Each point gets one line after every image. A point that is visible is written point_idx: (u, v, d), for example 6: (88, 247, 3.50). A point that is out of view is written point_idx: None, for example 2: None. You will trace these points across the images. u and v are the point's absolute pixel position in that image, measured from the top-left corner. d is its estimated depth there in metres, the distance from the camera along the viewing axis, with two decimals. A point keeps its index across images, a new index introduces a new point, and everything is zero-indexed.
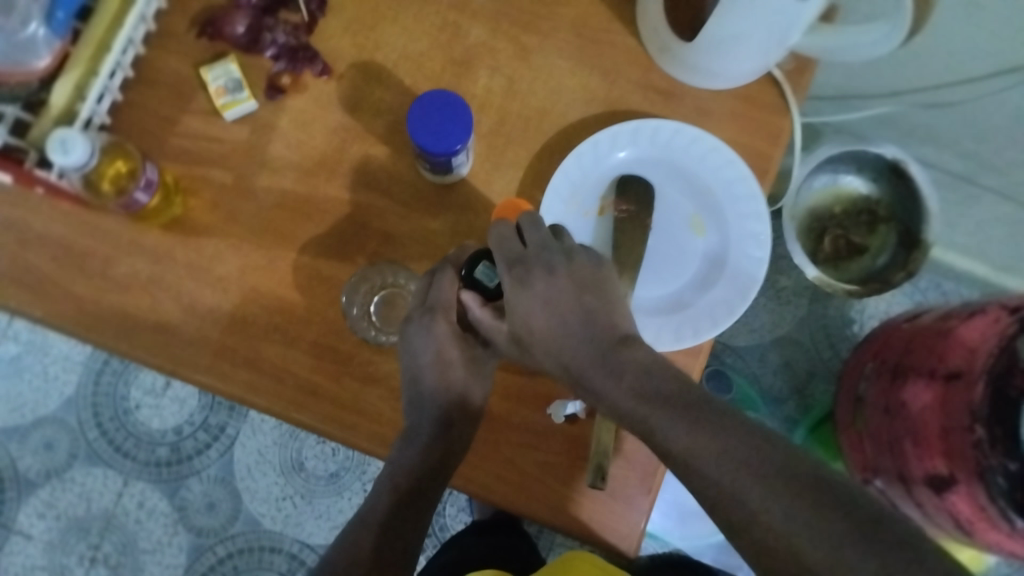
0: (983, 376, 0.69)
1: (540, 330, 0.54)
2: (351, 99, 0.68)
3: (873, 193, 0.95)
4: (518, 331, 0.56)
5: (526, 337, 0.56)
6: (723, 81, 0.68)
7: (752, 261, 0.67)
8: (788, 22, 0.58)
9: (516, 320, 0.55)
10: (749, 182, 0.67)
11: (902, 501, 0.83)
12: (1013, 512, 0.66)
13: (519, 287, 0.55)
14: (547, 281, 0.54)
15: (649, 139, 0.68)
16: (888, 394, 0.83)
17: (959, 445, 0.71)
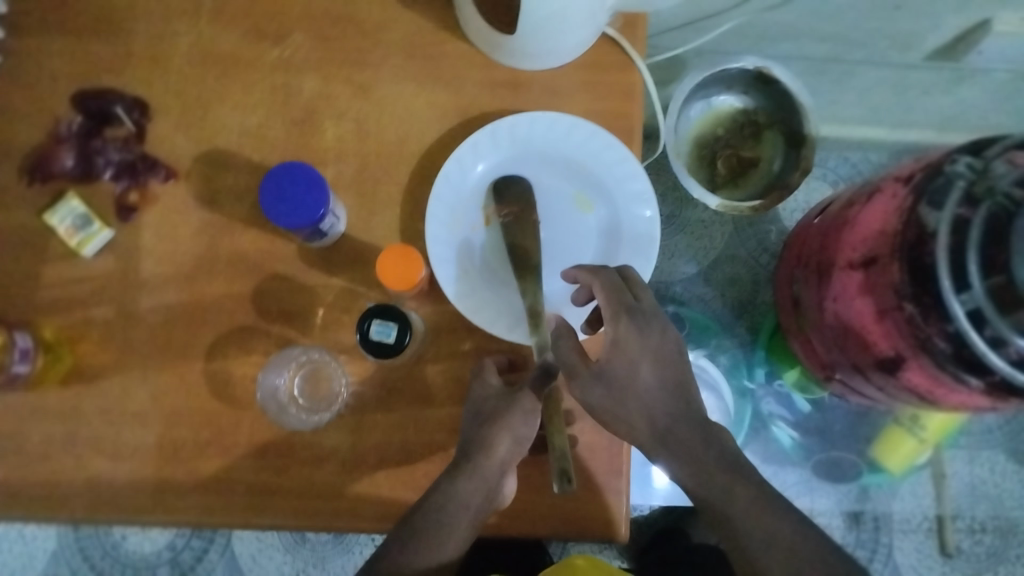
0: (898, 254, 0.70)
1: (640, 380, 0.61)
2: (206, 192, 0.66)
3: (748, 104, 0.94)
4: (609, 368, 0.61)
5: (622, 378, 0.61)
6: (560, 57, 0.68)
7: (644, 221, 0.68)
8: None
9: (618, 361, 0.61)
10: (617, 146, 0.68)
11: (864, 387, 0.85)
12: (964, 371, 0.67)
13: (635, 333, 0.61)
14: (658, 341, 0.62)
15: (508, 137, 0.68)
16: (818, 291, 0.84)
17: (896, 324, 0.71)
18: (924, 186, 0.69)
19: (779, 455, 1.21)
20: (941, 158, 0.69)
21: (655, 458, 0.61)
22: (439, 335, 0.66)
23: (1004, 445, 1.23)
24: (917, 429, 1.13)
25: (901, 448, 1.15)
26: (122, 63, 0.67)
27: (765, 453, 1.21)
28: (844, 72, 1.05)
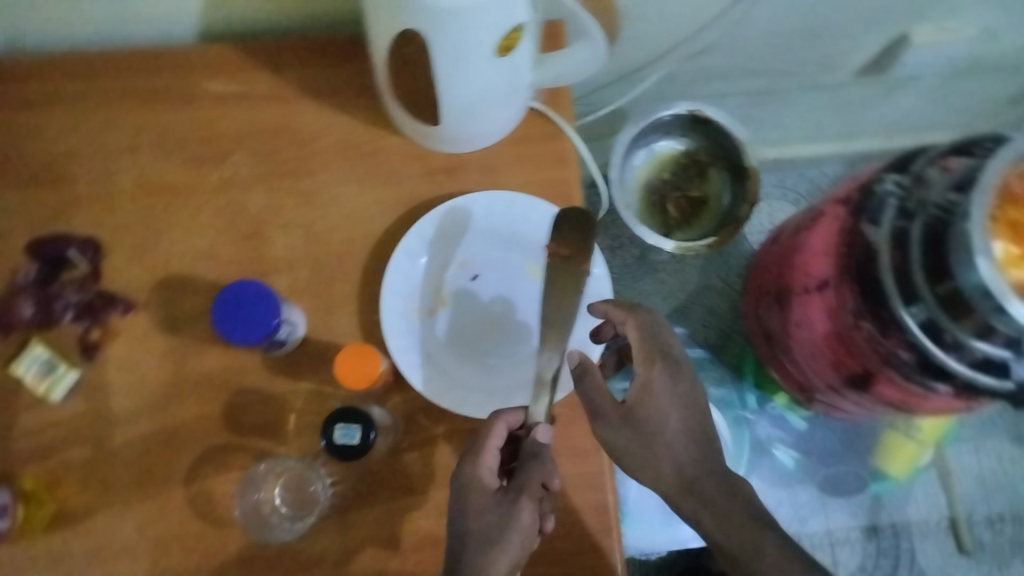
0: (847, 274, 0.71)
1: (670, 426, 0.64)
2: (166, 318, 0.68)
3: (688, 146, 0.97)
4: (643, 413, 0.63)
5: (651, 424, 0.63)
6: (490, 135, 0.70)
7: (594, 280, 0.70)
8: (508, 75, 0.61)
9: (649, 407, 0.63)
10: (558, 214, 0.69)
11: (845, 404, 0.86)
12: (930, 379, 0.68)
13: (668, 380, 0.64)
14: (689, 387, 0.65)
15: (450, 220, 0.69)
16: (780, 317, 0.85)
17: (858, 342, 0.72)
18: (861, 204, 0.71)
19: (786, 479, 1.21)
20: (872, 177, 0.72)
21: (680, 509, 0.64)
22: (412, 423, 0.67)
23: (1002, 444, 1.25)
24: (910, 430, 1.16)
25: (901, 453, 1.17)
26: (71, 206, 0.70)
27: (771, 480, 1.20)
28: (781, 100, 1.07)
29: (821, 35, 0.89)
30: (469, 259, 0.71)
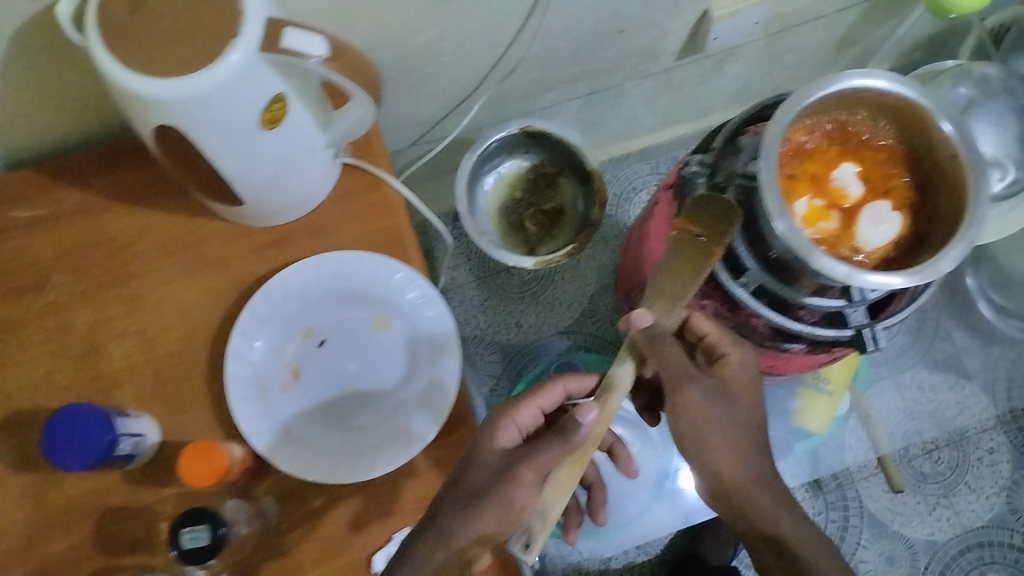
0: None
1: (739, 413, 0.67)
2: (16, 457, 0.66)
3: (533, 161, 0.98)
4: (722, 386, 0.68)
5: (733, 399, 0.67)
6: (309, 200, 0.70)
7: (438, 319, 0.70)
8: (286, 140, 0.60)
9: (735, 384, 0.68)
10: (387, 260, 0.69)
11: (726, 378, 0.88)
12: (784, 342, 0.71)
13: (747, 357, 0.69)
14: (748, 361, 0.70)
15: (280, 292, 0.68)
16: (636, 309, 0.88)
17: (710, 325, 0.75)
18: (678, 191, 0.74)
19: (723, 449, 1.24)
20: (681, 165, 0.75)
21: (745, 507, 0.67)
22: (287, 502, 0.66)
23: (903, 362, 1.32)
24: (821, 387, 1.23)
25: (819, 408, 1.22)
26: None
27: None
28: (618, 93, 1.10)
29: (625, 30, 0.91)
30: (313, 326, 0.70)
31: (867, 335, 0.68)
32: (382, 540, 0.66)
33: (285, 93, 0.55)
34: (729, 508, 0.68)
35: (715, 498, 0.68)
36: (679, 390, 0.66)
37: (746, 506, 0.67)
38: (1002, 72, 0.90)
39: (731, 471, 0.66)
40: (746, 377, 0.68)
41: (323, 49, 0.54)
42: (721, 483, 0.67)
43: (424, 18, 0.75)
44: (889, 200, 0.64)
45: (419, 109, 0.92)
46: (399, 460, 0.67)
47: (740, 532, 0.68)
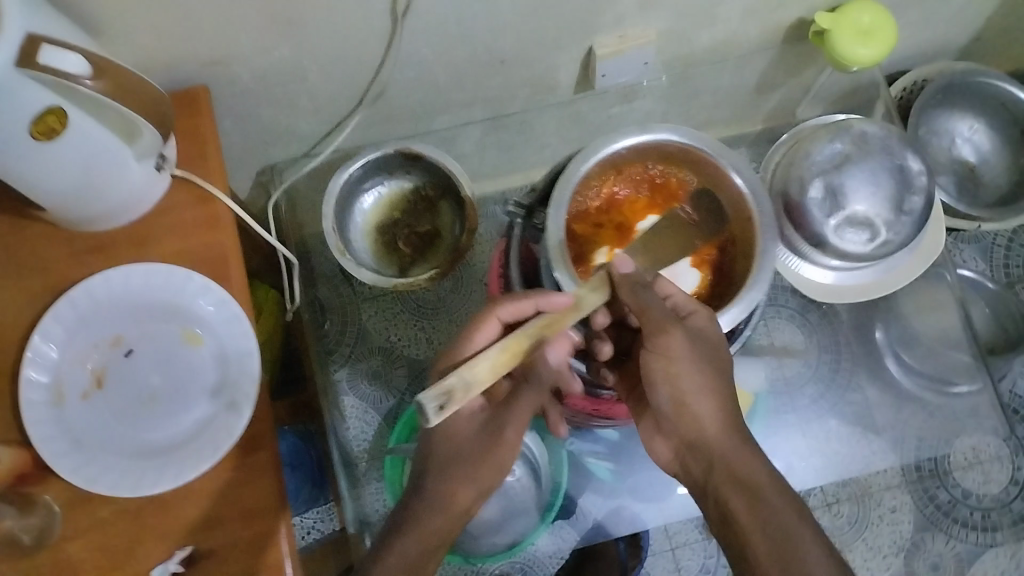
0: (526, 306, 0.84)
1: (705, 356, 0.70)
2: None
3: (413, 182, 0.97)
4: (689, 332, 0.70)
5: (699, 344, 0.70)
6: (134, 209, 0.71)
7: (246, 338, 0.70)
8: (78, 159, 0.60)
9: (693, 332, 0.71)
10: (196, 276, 0.70)
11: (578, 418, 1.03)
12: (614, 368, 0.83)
13: (703, 320, 0.72)
14: (706, 323, 0.72)
15: (88, 300, 0.69)
16: None
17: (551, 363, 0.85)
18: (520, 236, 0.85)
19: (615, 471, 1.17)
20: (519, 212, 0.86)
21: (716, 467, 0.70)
22: None
23: (800, 381, 1.20)
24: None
25: None
26: None
27: (603, 504, 1.17)
28: (522, 124, 1.07)
29: (507, 61, 0.91)
30: (122, 335, 0.70)
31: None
32: (162, 556, 0.67)
33: (62, 105, 0.57)
34: (703, 458, 0.71)
35: (691, 447, 0.72)
36: (664, 331, 0.69)
37: (720, 457, 0.70)
38: (882, 131, 0.90)
39: (699, 421, 0.71)
40: (704, 337, 0.71)
41: (89, 65, 0.56)
42: (697, 429, 0.71)
43: (273, 38, 0.75)
44: (691, 255, 0.78)
45: (297, 123, 0.92)
46: (185, 477, 0.67)
47: (710, 486, 0.70)
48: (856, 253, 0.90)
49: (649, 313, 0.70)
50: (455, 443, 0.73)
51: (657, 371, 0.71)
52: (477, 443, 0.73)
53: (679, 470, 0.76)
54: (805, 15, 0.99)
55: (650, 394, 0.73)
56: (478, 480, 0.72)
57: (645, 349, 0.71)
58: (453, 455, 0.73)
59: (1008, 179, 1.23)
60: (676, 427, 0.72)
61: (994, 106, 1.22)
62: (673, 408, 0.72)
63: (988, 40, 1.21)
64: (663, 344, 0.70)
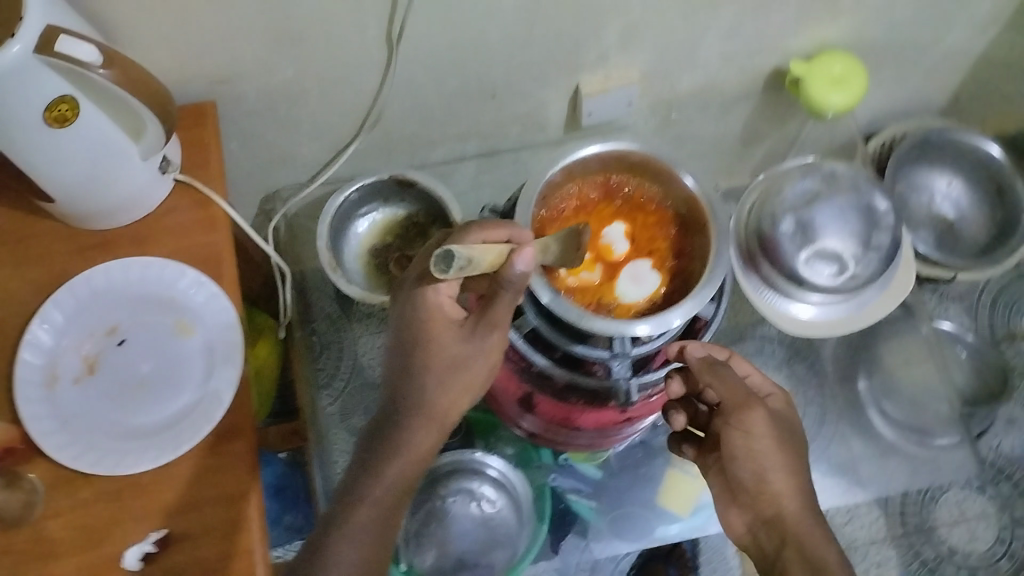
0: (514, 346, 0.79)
1: (786, 427, 0.76)
2: None
3: (405, 209, 1.02)
4: (774, 408, 0.77)
5: (782, 414, 0.77)
6: (139, 208, 0.76)
7: (232, 330, 0.74)
8: (87, 146, 0.66)
9: (777, 403, 0.79)
10: (190, 272, 0.75)
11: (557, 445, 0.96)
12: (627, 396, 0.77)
13: (783, 399, 0.79)
14: (783, 402, 0.79)
15: (87, 289, 0.74)
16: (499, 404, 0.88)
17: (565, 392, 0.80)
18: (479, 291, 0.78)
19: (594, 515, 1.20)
20: None
21: (796, 535, 0.72)
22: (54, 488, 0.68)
23: None
24: (687, 470, 1.21)
25: (679, 489, 1.20)
26: None
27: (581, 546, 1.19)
28: (516, 161, 1.10)
29: (497, 95, 0.96)
30: (116, 325, 0.74)
31: (625, 386, 0.74)
32: (138, 537, 0.68)
33: (74, 95, 0.62)
34: (777, 534, 0.73)
35: (765, 523, 0.74)
36: (749, 410, 0.73)
37: (796, 533, 0.72)
38: (851, 170, 0.97)
39: (776, 498, 0.73)
40: (790, 416, 0.78)
41: (101, 56, 0.61)
42: (775, 506, 0.73)
43: (274, 56, 0.80)
44: (652, 258, 0.78)
45: (299, 149, 0.98)
46: (163, 459, 0.70)
47: (781, 563, 0.72)
48: (825, 285, 0.95)
49: (733, 393, 0.74)
50: (443, 357, 0.73)
51: (740, 449, 0.74)
52: (460, 352, 0.73)
53: (751, 547, 0.76)
54: (782, 65, 1.04)
55: (731, 469, 0.75)
56: (455, 385, 0.73)
57: (726, 425, 0.74)
58: (437, 369, 0.73)
59: (987, 232, 1.25)
60: (754, 501, 0.74)
61: (971, 163, 1.25)
62: (753, 482, 0.74)
63: (965, 101, 1.26)
64: (746, 423, 0.73)
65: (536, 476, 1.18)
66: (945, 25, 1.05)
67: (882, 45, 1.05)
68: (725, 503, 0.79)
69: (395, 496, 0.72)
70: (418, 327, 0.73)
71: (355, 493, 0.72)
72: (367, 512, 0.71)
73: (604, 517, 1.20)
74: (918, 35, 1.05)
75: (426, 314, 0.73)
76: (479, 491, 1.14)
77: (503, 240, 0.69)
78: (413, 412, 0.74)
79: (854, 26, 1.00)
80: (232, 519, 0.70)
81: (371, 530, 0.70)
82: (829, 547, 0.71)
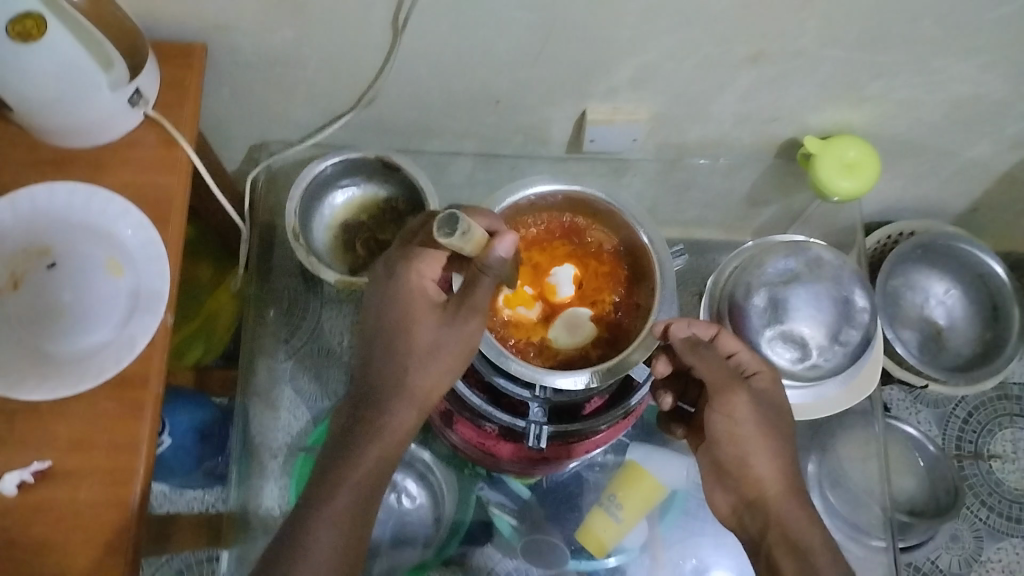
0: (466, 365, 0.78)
1: (771, 406, 0.72)
2: None
3: (386, 191, 1.01)
4: (759, 382, 0.73)
5: (766, 391, 0.73)
6: (99, 136, 0.74)
7: (162, 280, 0.73)
8: (52, 67, 0.65)
9: (762, 378, 0.74)
10: (136, 212, 0.74)
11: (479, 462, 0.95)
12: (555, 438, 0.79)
13: (770, 373, 0.74)
14: (771, 376, 0.74)
15: (29, 206, 0.73)
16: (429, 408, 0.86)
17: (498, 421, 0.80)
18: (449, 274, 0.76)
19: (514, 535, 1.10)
20: None
21: (781, 517, 0.70)
22: None
23: None
24: (613, 509, 1.06)
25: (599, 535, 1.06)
26: None
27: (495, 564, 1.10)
28: (513, 169, 1.08)
29: (502, 102, 0.94)
30: (51, 248, 0.73)
31: (535, 429, 0.77)
32: (17, 464, 0.67)
33: (42, 15, 0.64)
34: (761, 517, 0.71)
35: (749, 505, 0.72)
36: (731, 392, 0.71)
37: (778, 513, 0.70)
38: (836, 260, 0.98)
39: (760, 482, 0.71)
40: (774, 391, 0.73)
41: None
42: (759, 489, 0.71)
43: (277, 19, 0.78)
44: (592, 308, 0.79)
45: (293, 109, 0.95)
46: (59, 391, 0.68)
47: (765, 546, 0.70)
48: (783, 368, 0.95)
49: (715, 373, 0.72)
50: (422, 342, 0.70)
51: (723, 431, 0.72)
52: (439, 337, 0.70)
53: (736, 527, 0.74)
54: (798, 137, 1.02)
55: (714, 449, 0.73)
56: (434, 370, 0.70)
57: (709, 408, 0.72)
58: (416, 354, 0.70)
59: (974, 349, 1.21)
60: (737, 483, 0.72)
61: (972, 277, 1.22)
62: (736, 464, 0.72)
63: (983, 212, 1.22)
64: (728, 405, 0.71)
65: (465, 482, 1.11)
66: (972, 136, 1.01)
67: (903, 141, 1.02)
68: (710, 482, 0.76)
69: (371, 478, 0.68)
70: (398, 309, 0.71)
71: (333, 475, 0.68)
72: (346, 493, 0.67)
73: (523, 539, 1.09)
74: (943, 138, 1.02)
75: (407, 295, 0.71)
76: (401, 484, 1.11)
77: (483, 227, 0.70)
78: (391, 395, 0.70)
79: (877, 116, 0.97)
80: (115, 470, 0.68)
81: (348, 513, 0.67)
82: (808, 529, 0.69)
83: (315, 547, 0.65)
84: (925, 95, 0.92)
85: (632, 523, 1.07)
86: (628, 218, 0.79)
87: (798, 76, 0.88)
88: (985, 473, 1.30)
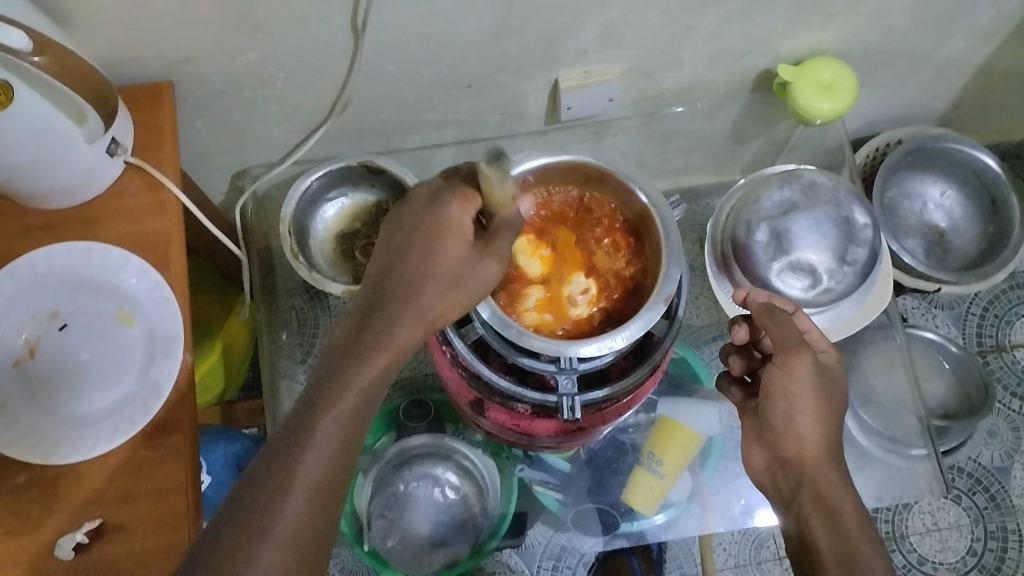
0: (485, 330, 0.77)
1: (832, 384, 0.77)
2: None
3: (380, 198, 1.02)
4: (826, 359, 0.79)
5: (834, 369, 0.78)
6: (86, 191, 0.74)
7: (173, 322, 0.73)
8: (27, 136, 0.64)
9: (829, 356, 0.80)
10: (135, 259, 0.74)
11: (516, 445, 0.96)
12: (590, 399, 0.79)
13: (833, 355, 0.80)
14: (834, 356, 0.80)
15: (30, 272, 0.73)
16: (463, 393, 0.86)
17: (532, 389, 0.80)
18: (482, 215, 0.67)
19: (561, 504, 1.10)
20: None
21: (816, 476, 0.74)
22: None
23: None
24: (655, 466, 1.06)
25: (645, 490, 1.06)
26: None
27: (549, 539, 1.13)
28: None
29: (473, 86, 0.94)
30: (59, 309, 0.74)
31: (568, 401, 0.78)
32: (71, 526, 0.68)
33: (9, 81, 0.62)
34: (794, 475, 0.76)
35: (783, 463, 0.77)
36: (797, 353, 0.74)
37: (810, 477, 0.75)
38: (830, 182, 0.98)
39: (800, 440, 0.75)
40: (837, 373, 0.79)
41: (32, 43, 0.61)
42: (797, 447, 0.75)
43: (240, 42, 0.78)
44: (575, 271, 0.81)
45: (270, 129, 0.95)
46: (97, 450, 0.69)
47: (797, 503, 0.75)
48: (797, 297, 0.97)
49: (785, 337, 0.76)
50: (445, 273, 0.63)
51: (778, 386, 0.75)
52: (459, 270, 0.63)
53: (768, 485, 0.80)
54: (771, 67, 1.01)
55: (764, 407, 0.78)
56: (443, 306, 0.63)
57: (771, 365, 0.76)
58: (438, 283, 0.62)
59: (979, 246, 1.22)
60: (777, 440, 0.77)
61: (965, 174, 1.22)
62: (781, 423, 0.76)
63: (966, 108, 1.22)
64: (791, 365, 0.74)
65: (505, 466, 1.10)
66: (944, 34, 1.01)
67: (877, 51, 1.02)
68: (750, 441, 0.82)
69: (362, 408, 0.61)
70: (421, 232, 0.63)
71: (317, 401, 0.60)
72: (331, 437, 0.60)
73: (571, 511, 1.10)
74: (915, 40, 1.01)
75: (444, 220, 0.63)
76: (442, 477, 1.09)
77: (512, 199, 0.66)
78: (393, 328, 0.62)
79: (847, 31, 0.96)
80: (164, 514, 0.69)
81: (332, 459, 0.59)
82: (840, 486, 0.74)
83: (300, 480, 0.58)
84: (892, 2, 0.92)
85: (676, 477, 1.07)
86: (617, 175, 0.79)
87: (760, 7, 0.88)
88: (1010, 365, 1.31)
